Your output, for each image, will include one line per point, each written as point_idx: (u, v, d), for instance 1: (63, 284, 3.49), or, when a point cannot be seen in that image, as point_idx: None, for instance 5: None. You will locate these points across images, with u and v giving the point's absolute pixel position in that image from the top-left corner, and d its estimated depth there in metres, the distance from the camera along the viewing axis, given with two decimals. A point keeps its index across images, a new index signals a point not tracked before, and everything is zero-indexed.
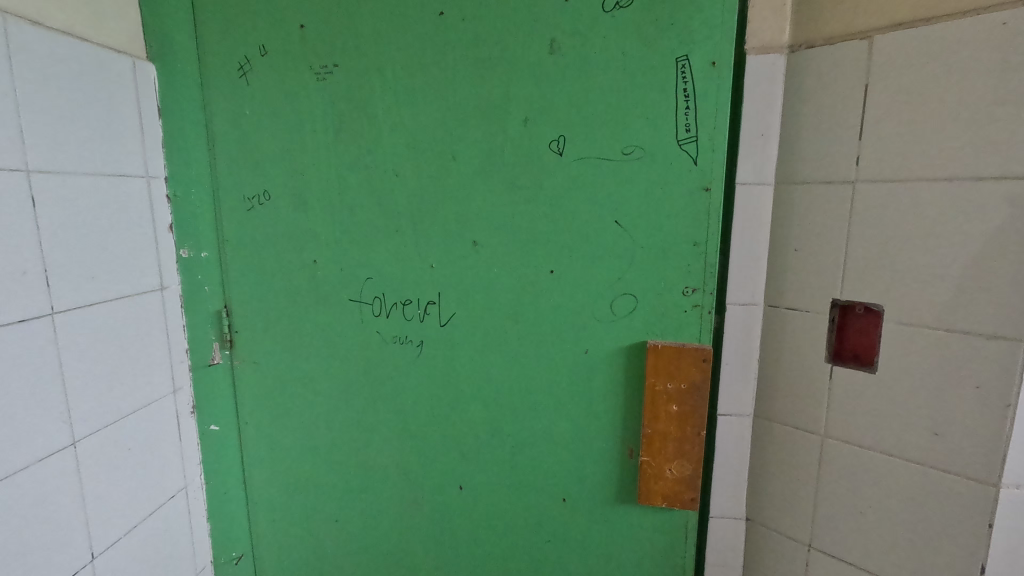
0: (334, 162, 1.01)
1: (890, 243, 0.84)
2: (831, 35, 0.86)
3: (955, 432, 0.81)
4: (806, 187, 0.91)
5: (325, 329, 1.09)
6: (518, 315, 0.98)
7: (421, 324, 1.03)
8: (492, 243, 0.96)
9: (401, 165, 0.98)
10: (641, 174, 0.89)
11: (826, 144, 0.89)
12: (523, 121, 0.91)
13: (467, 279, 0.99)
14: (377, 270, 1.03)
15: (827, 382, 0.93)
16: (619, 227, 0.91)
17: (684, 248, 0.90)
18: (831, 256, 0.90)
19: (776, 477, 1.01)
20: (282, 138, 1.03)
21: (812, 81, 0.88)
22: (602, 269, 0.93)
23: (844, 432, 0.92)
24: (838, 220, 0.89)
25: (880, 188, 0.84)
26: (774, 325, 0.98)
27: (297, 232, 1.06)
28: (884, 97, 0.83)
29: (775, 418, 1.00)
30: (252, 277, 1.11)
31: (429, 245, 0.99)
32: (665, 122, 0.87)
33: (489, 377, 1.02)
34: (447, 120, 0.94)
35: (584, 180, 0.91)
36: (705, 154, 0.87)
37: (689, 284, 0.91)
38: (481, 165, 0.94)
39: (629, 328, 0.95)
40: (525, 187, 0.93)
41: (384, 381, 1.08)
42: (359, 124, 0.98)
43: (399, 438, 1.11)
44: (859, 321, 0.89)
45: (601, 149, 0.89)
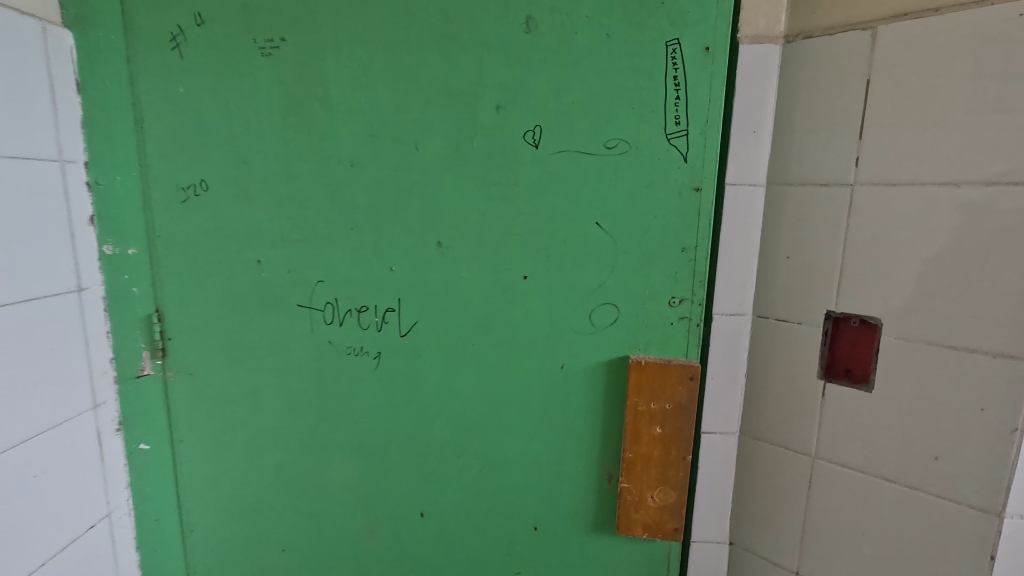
0: (283, 150, 0.89)
1: (891, 252, 0.78)
2: (830, 25, 0.80)
3: (958, 457, 0.75)
4: (799, 189, 0.84)
5: (271, 337, 0.97)
6: (487, 324, 0.89)
7: (379, 333, 0.92)
8: (459, 244, 0.86)
9: (357, 153, 0.87)
10: (626, 170, 0.80)
11: (823, 143, 0.82)
12: (495, 109, 0.81)
13: (431, 284, 0.89)
14: (330, 273, 0.92)
15: (818, 399, 0.87)
16: (601, 229, 0.82)
17: (671, 254, 0.82)
18: (827, 265, 0.83)
19: (762, 500, 0.94)
20: (222, 120, 0.90)
21: (809, 74, 0.82)
22: (580, 276, 0.84)
23: (837, 454, 0.85)
24: (834, 224, 0.82)
25: (881, 192, 0.78)
26: (762, 338, 0.91)
27: (240, 229, 0.94)
28: (886, 93, 0.76)
29: (762, 437, 0.93)
30: (188, 278, 0.98)
31: (388, 245, 0.89)
32: (653, 113, 0.78)
33: (456, 393, 0.92)
34: (411, 105, 0.84)
35: (563, 175, 0.82)
36: (695, 151, 0.79)
37: (675, 294, 0.83)
38: (449, 157, 0.84)
39: (610, 341, 0.86)
40: (498, 182, 0.83)
41: (340, 396, 0.97)
42: (311, 108, 0.87)
43: (356, 459, 0.99)
44: (853, 335, 0.83)
45: (581, 142, 0.80)
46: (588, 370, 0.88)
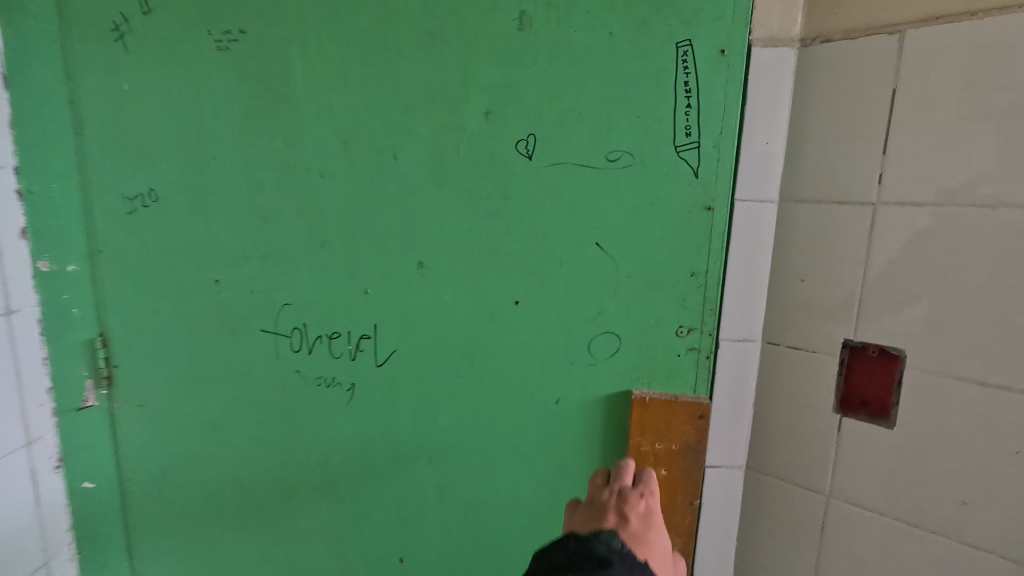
0: (243, 157, 0.79)
1: (917, 278, 0.71)
2: (851, 28, 0.73)
3: (989, 503, 0.69)
4: (815, 207, 0.77)
5: (232, 366, 0.87)
6: (474, 353, 0.80)
7: (353, 363, 0.83)
8: (443, 266, 0.77)
9: (327, 163, 0.77)
10: (629, 185, 0.72)
11: (843, 156, 0.75)
12: (484, 115, 0.73)
13: (410, 309, 0.80)
14: (298, 295, 0.82)
15: (832, 434, 0.80)
16: (601, 250, 0.74)
17: (679, 278, 0.75)
18: (844, 290, 0.77)
19: (770, 541, 0.88)
20: (173, 121, 0.80)
21: (827, 81, 0.75)
22: (577, 301, 0.76)
23: (854, 494, 0.79)
24: (853, 246, 0.75)
25: (906, 212, 0.71)
26: (772, 367, 0.84)
27: (194, 245, 0.83)
28: (914, 104, 0.69)
29: (771, 472, 0.86)
30: (136, 298, 0.87)
31: (362, 266, 0.79)
32: (660, 122, 0.71)
33: (439, 428, 0.84)
34: (389, 110, 0.74)
35: (559, 190, 0.73)
36: (707, 166, 0.71)
37: (682, 322, 0.76)
38: (431, 167, 0.75)
39: (610, 372, 0.78)
40: (486, 196, 0.75)
41: (309, 431, 0.87)
42: (275, 110, 0.77)
43: (328, 500, 0.90)
44: (871, 366, 0.76)
45: (580, 154, 0.72)
46: (585, 404, 0.80)
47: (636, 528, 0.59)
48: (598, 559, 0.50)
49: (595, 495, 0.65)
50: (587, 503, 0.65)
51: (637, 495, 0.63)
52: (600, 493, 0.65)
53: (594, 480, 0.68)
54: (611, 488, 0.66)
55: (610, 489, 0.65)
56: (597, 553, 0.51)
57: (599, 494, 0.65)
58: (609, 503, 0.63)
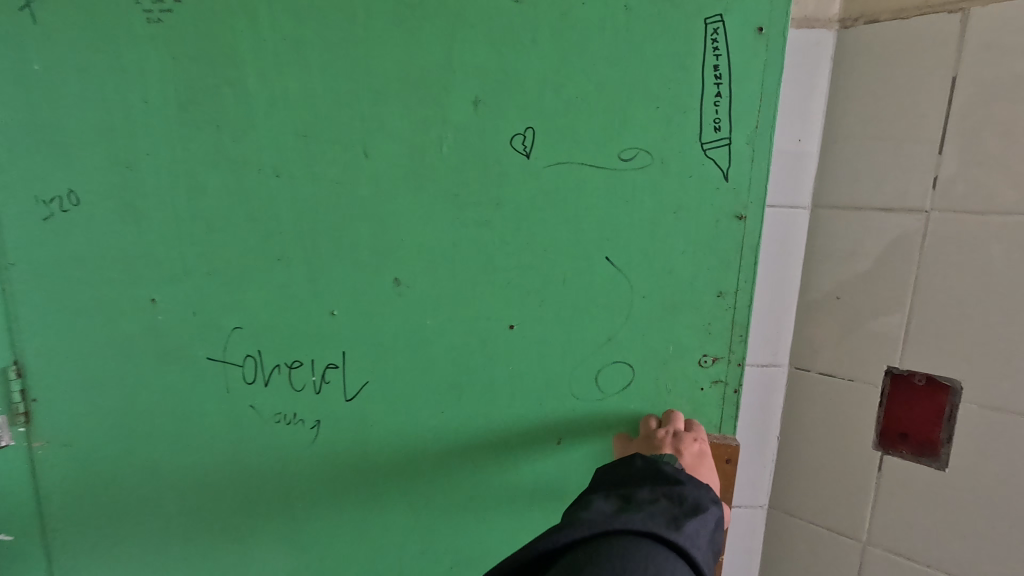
0: (177, 147, 0.62)
1: (977, 299, 0.62)
2: (901, 7, 0.63)
3: None
4: (854, 214, 0.67)
5: (170, 404, 0.70)
6: (461, 386, 0.68)
7: (317, 398, 0.69)
8: (423, 284, 0.65)
9: (283, 161, 0.62)
10: (647, 189, 0.61)
11: (890, 156, 0.65)
12: (472, 104, 0.60)
13: (385, 335, 0.67)
14: (250, 318, 0.67)
15: (871, 473, 0.70)
16: (612, 266, 0.64)
17: (706, 299, 0.65)
18: (889, 311, 0.67)
19: None
20: (88, 95, 0.61)
21: (872, 69, 0.64)
22: (584, 325, 0.65)
23: (895, 541, 0.70)
24: (900, 261, 0.65)
25: (959, 223, 0.62)
26: (801, 397, 0.74)
27: (119, 256, 0.65)
28: (978, 96, 0.59)
29: (799, 514, 0.76)
30: (51, 318, 0.67)
31: (329, 285, 0.66)
32: (686, 115, 0.60)
33: (421, 473, 0.71)
34: (358, 95, 0.60)
35: (564, 195, 0.62)
36: (739, 167, 0.61)
37: (706, 350, 0.66)
38: (407, 168, 0.62)
39: (623, 407, 0.68)
40: (474, 202, 0.62)
41: (264, 481, 0.72)
42: (216, 93, 0.61)
43: (288, 562, 0.75)
44: (917, 396, 0.67)
45: (587, 153, 0.61)
46: (592, 442, 0.69)
47: (691, 464, 0.58)
48: (669, 477, 0.47)
49: (650, 435, 0.62)
50: (641, 441, 0.62)
51: (693, 437, 0.61)
52: (655, 432, 0.62)
53: (647, 421, 0.65)
54: (667, 430, 0.62)
55: (665, 430, 0.62)
56: (666, 473, 0.48)
57: (654, 433, 0.62)
58: (665, 440, 0.61)
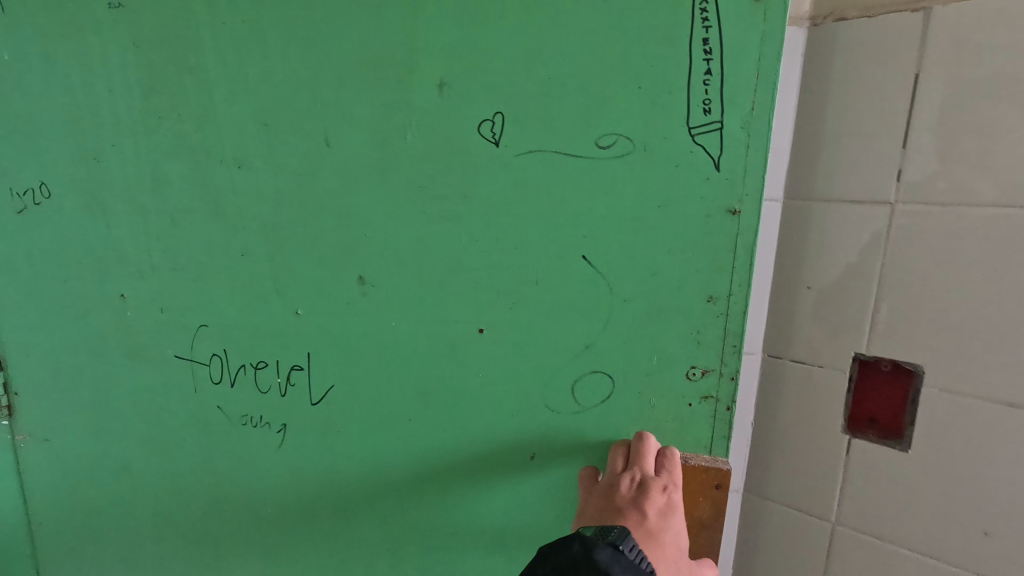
0: (140, 136, 0.63)
1: (940, 288, 0.64)
2: (870, 5, 0.64)
3: (1010, 533, 0.64)
4: (824, 207, 0.69)
5: (144, 398, 0.72)
6: (426, 385, 0.68)
7: (283, 400, 0.70)
8: (386, 281, 0.65)
9: (245, 152, 0.63)
10: (629, 180, 0.60)
11: (858, 150, 0.66)
12: (437, 88, 0.59)
13: (351, 332, 0.67)
14: (217, 317, 0.68)
15: (839, 457, 0.73)
16: (589, 264, 0.62)
17: (696, 305, 0.62)
18: (855, 300, 0.69)
19: (770, 569, 0.81)
20: (52, 96, 0.63)
21: (840, 65, 0.66)
22: (560, 331, 0.64)
23: (863, 521, 0.72)
24: (866, 250, 0.68)
25: (940, 213, 0.63)
26: (774, 384, 0.76)
27: (87, 252, 0.67)
28: (939, 92, 0.61)
29: (772, 496, 0.79)
30: (27, 313, 0.71)
31: (292, 282, 0.66)
32: (671, 96, 0.57)
33: (390, 470, 0.71)
34: (324, 82, 0.60)
35: (534, 185, 0.61)
36: (731, 155, 0.58)
37: (695, 362, 0.64)
38: (374, 159, 0.62)
39: (601, 409, 0.66)
40: (440, 195, 0.62)
41: (235, 477, 0.74)
42: (177, 81, 0.61)
43: (257, 559, 0.77)
44: (882, 382, 0.69)
45: (563, 140, 0.59)
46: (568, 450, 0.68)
47: (652, 524, 0.54)
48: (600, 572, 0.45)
49: (614, 482, 0.59)
50: (604, 487, 0.60)
51: (659, 488, 0.57)
52: (619, 481, 0.59)
53: (615, 460, 0.62)
54: (632, 476, 0.59)
55: (629, 476, 0.59)
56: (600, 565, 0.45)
57: (618, 480, 0.60)
58: (628, 491, 0.58)
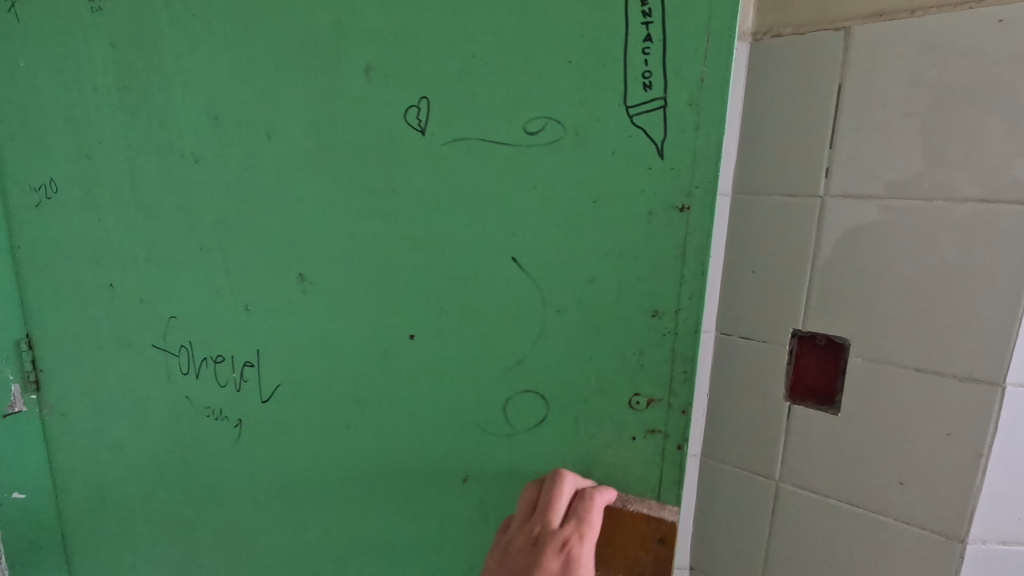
0: (120, 139, 0.70)
1: (863, 270, 0.73)
2: (801, 23, 0.74)
3: (922, 483, 0.73)
4: (765, 199, 0.79)
5: (134, 380, 0.79)
6: (366, 390, 0.67)
7: (239, 395, 0.73)
8: (327, 278, 0.65)
9: (202, 148, 0.67)
10: (562, 170, 0.55)
11: (792, 150, 0.76)
12: (364, 73, 0.58)
13: (296, 328, 0.68)
14: (182, 309, 0.73)
15: (781, 421, 0.82)
16: (520, 268, 0.58)
17: (638, 318, 0.56)
18: (791, 281, 0.79)
19: (725, 526, 0.91)
20: (57, 109, 0.73)
21: (775, 76, 0.76)
22: (492, 340, 0.61)
23: (801, 478, 0.82)
24: (801, 238, 0.77)
25: (907, 207, 0.69)
26: (726, 358, 0.86)
27: (89, 246, 0.76)
28: (857, 99, 0.70)
29: (725, 459, 0.89)
30: (49, 297, 0.81)
31: (244, 279, 0.69)
32: (607, 70, 0.51)
33: (333, 465, 0.71)
34: (262, 75, 0.62)
35: (463, 178, 0.58)
36: (676, 137, 0.51)
37: (639, 390, 0.58)
38: (311, 149, 0.62)
39: (536, 431, 0.62)
40: (372, 188, 0.61)
41: (204, 460, 0.78)
42: (148, 83, 0.67)
43: (224, 544, 0.80)
44: (818, 354, 0.79)
45: (490, 127, 0.56)
46: (505, 470, 0.64)
47: None
48: None
49: (511, 539, 0.53)
50: (503, 546, 0.53)
51: (555, 546, 0.49)
52: (515, 538, 0.52)
53: (521, 508, 0.55)
54: (529, 531, 0.52)
55: (526, 530, 0.52)
56: None
57: (515, 536, 0.53)
58: (522, 552, 0.50)
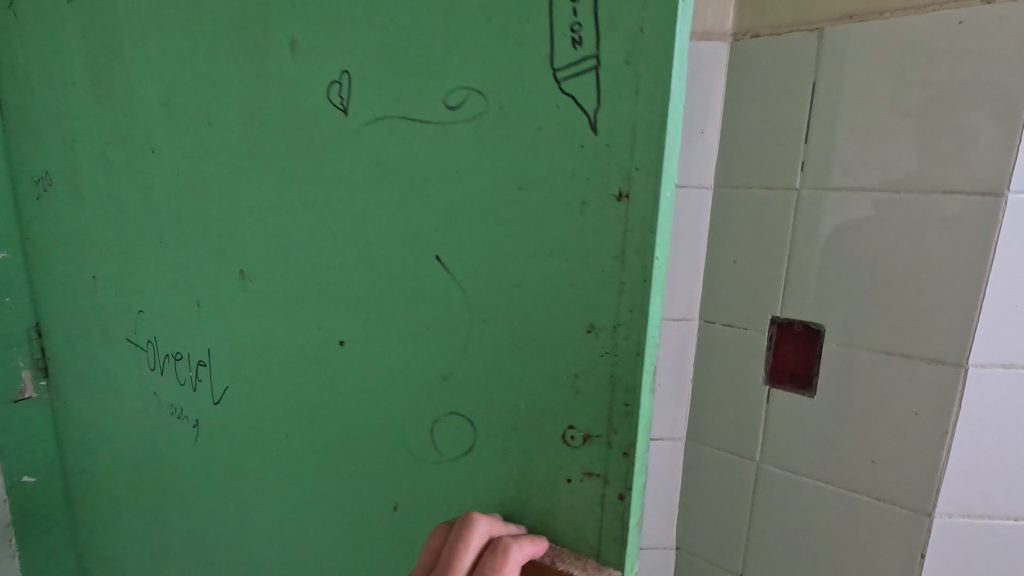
0: (96, 130, 0.70)
1: (837, 260, 0.77)
2: (778, 24, 0.78)
3: (892, 461, 0.77)
4: (745, 192, 0.83)
5: (117, 370, 0.80)
6: (295, 402, 0.62)
7: (195, 394, 0.72)
8: (261, 275, 0.61)
9: (155, 137, 0.65)
10: (483, 154, 0.46)
11: (770, 145, 0.80)
12: (289, 47, 0.52)
13: (237, 331, 0.64)
14: (148, 303, 0.73)
15: (761, 404, 0.86)
16: (443, 268, 0.50)
17: (571, 336, 0.46)
18: (769, 271, 0.83)
19: (709, 506, 0.95)
20: (51, 101, 0.74)
21: (754, 75, 0.80)
22: (416, 353, 0.53)
23: (780, 459, 0.86)
24: (779, 229, 0.81)
25: (909, 200, 0.71)
26: (709, 345, 0.90)
27: (78, 237, 0.77)
28: (830, 96, 0.75)
29: (709, 442, 0.92)
30: (53, 287, 0.83)
31: (195, 274, 0.67)
32: (530, 25, 0.42)
33: (269, 475, 0.67)
34: (202, 58, 0.58)
35: (386, 165, 0.50)
36: (614, 100, 0.40)
37: (573, 424, 0.48)
38: (237, 132, 0.58)
39: (463, 462, 0.53)
40: (303, 177, 0.55)
41: (174, 454, 0.77)
42: (115, 71, 0.66)
43: (191, 542, 0.79)
44: (796, 340, 0.82)
45: (409, 102, 0.48)
46: (432, 508, 0.56)
47: None
48: None
49: None
50: None
51: None
52: None
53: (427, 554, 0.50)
54: None
55: None
56: None
57: None
58: None
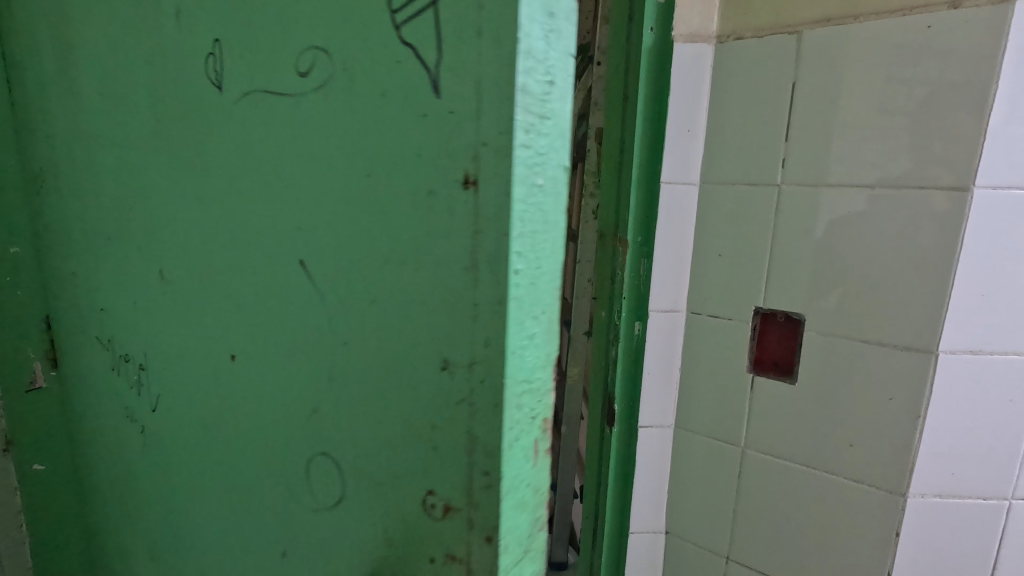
0: (61, 124, 0.69)
1: (818, 252, 0.81)
2: (760, 27, 0.81)
3: (869, 444, 0.80)
4: (729, 188, 0.87)
5: (90, 366, 0.80)
6: (205, 419, 0.57)
7: (136, 398, 0.70)
8: (175, 275, 0.57)
9: (96, 129, 0.64)
10: (333, 134, 0.38)
11: (753, 143, 0.84)
12: (173, 16, 0.48)
13: (161, 334, 0.61)
14: (103, 302, 0.72)
15: (745, 392, 0.90)
16: (307, 273, 0.42)
17: (427, 373, 0.37)
18: (753, 263, 0.86)
19: (696, 490, 0.98)
20: (29, 96, 0.74)
21: (737, 76, 0.84)
22: (287, 375, 0.46)
23: (765, 444, 0.90)
24: (762, 224, 0.85)
25: (899, 196, 0.73)
26: (696, 336, 0.94)
27: (57, 232, 0.77)
28: (809, 96, 0.78)
29: (697, 429, 0.96)
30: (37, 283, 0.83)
31: (129, 271, 0.65)
32: None
33: (190, 490, 0.62)
34: (120, 45, 0.56)
35: (251, 150, 0.43)
36: (462, 42, 0.31)
37: (432, 488, 0.39)
38: (148, 119, 0.54)
39: (331, 513, 0.45)
40: (201, 162, 0.49)
41: (133, 455, 0.75)
42: (71, 65, 0.65)
43: (147, 550, 0.76)
44: (779, 330, 0.86)
45: (263, 71, 0.41)
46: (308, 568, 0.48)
47: None
48: None
49: None
50: None
51: None
52: None
53: None
54: None
55: None
56: None
57: None
58: None
